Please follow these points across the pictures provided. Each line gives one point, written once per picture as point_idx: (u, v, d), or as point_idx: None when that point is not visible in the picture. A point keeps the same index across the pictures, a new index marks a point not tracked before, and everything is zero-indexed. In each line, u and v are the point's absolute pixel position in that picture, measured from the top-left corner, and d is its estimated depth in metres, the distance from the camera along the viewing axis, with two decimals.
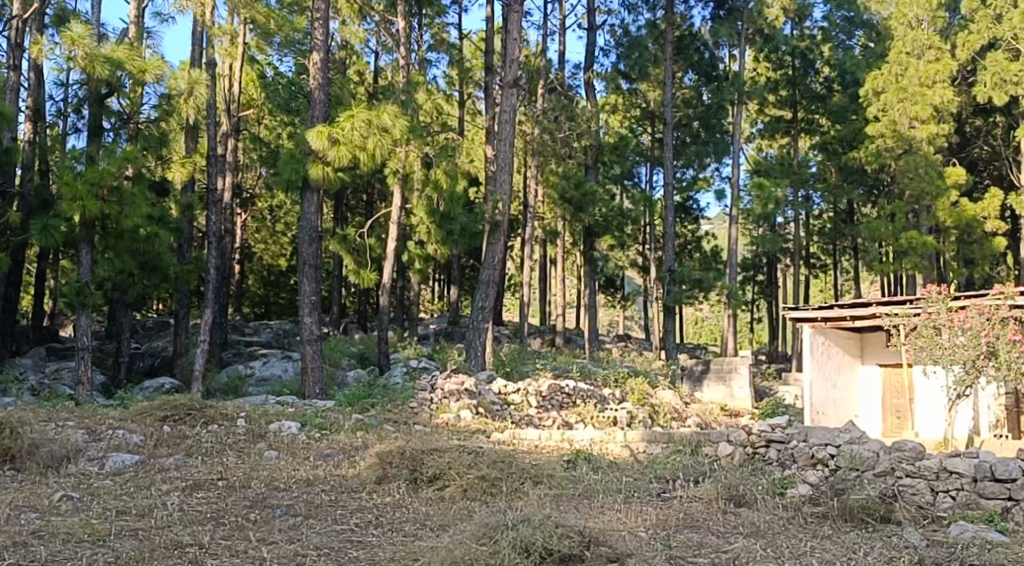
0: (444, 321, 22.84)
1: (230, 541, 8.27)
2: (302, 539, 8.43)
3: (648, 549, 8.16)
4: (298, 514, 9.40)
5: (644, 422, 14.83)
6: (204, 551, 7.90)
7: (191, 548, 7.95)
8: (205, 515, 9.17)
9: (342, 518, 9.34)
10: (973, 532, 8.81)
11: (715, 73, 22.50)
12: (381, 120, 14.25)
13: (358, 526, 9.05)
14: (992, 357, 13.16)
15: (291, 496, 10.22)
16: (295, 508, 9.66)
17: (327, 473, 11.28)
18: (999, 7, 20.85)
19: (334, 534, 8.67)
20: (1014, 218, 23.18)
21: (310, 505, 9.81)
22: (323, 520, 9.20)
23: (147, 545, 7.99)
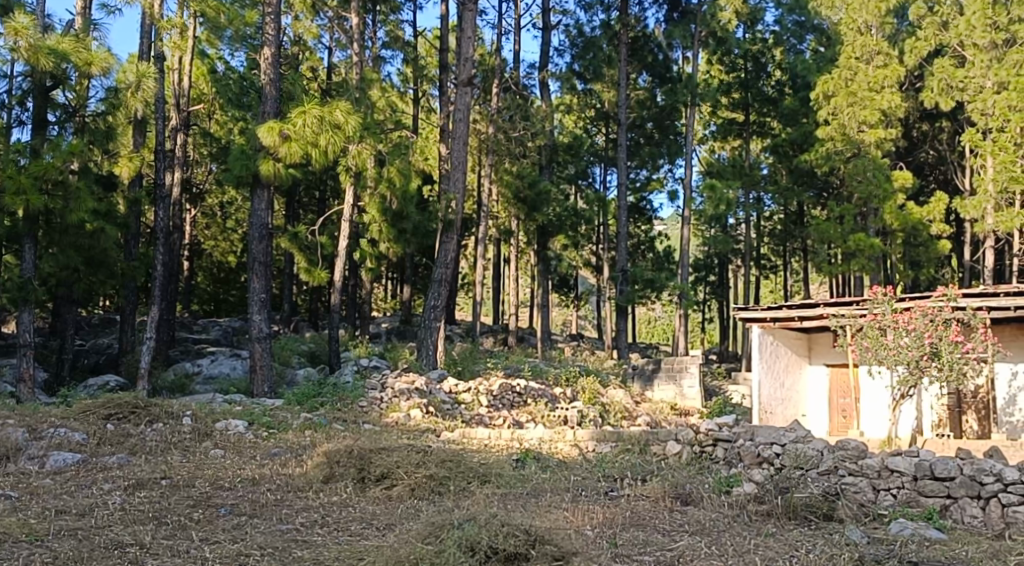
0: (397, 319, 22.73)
1: (172, 541, 8.16)
2: (245, 538, 8.36)
3: (594, 548, 8.18)
4: (241, 514, 9.31)
5: (594, 421, 14.90)
6: (145, 551, 7.81)
7: (131, 549, 7.85)
8: (147, 514, 9.04)
9: (287, 517, 9.28)
10: (913, 530, 8.95)
11: (670, 74, 22.25)
12: (333, 116, 14.14)
13: (303, 525, 8.99)
14: (935, 358, 13.49)
15: (236, 495, 10.12)
16: (239, 508, 9.57)
17: (274, 472, 11.19)
18: (946, 14, 21.19)
19: (277, 534, 8.59)
20: (958, 221, 23.59)
21: (254, 505, 9.72)
22: (268, 520, 9.13)
23: (86, 545, 7.88)
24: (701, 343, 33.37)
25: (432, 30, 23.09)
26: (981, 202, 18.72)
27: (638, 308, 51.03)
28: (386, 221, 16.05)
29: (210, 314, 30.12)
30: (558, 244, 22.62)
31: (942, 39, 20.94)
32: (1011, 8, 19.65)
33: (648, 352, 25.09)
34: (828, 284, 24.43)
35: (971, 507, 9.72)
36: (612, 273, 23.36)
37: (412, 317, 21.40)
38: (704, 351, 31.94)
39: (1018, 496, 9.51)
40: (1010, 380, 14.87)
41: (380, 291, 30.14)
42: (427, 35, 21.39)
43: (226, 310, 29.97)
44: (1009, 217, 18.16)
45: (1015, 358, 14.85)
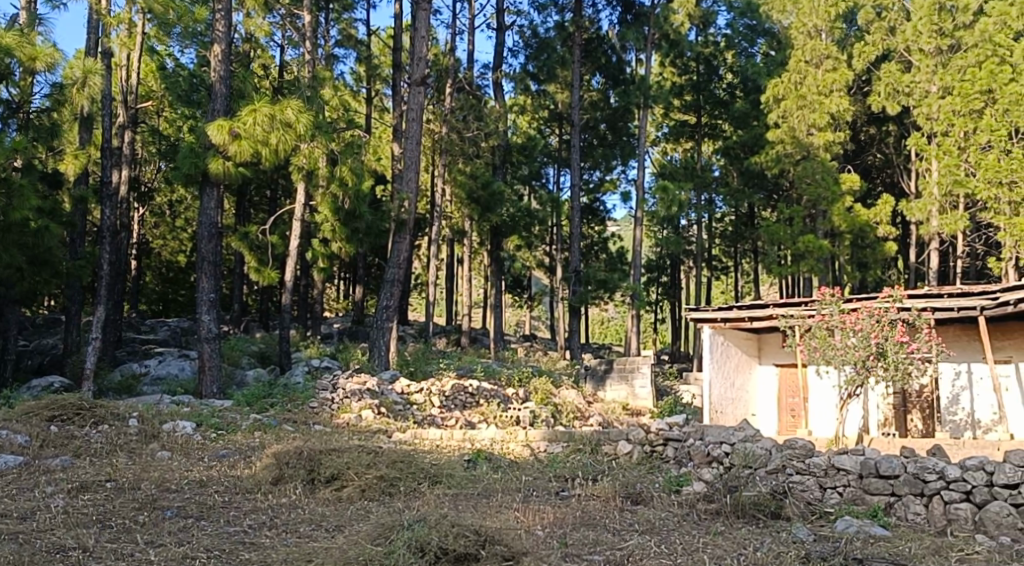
0: (350, 319, 22.61)
1: (117, 544, 8.03)
2: (192, 541, 8.25)
3: (544, 548, 8.19)
4: (187, 517, 9.18)
5: (546, 421, 14.93)
6: (89, 554, 7.69)
7: (74, 552, 7.73)
8: (90, 517, 8.90)
9: (235, 519, 9.19)
10: (858, 527, 9.05)
11: (622, 76, 22.27)
12: (284, 114, 14.04)
13: (251, 527, 8.89)
14: (881, 358, 13.74)
15: (183, 497, 9.99)
16: (186, 510, 9.45)
17: (221, 474, 11.08)
18: (893, 20, 21.57)
19: (224, 537, 8.48)
20: (904, 224, 23.99)
21: (201, 507, 9.61)
22: (214, 522, 9.02)
23: (27, 549, 7.73)
24: (653, 343, 33.64)
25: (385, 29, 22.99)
26: (927, 204, 19.11)
27: (592, 309, 51.24)
28: (338, 221, 15.88)
29: (158, 314, 29.80)
30: (512, 245, 22.63)
31: (890, 43, 21.32)
32: (956, 15, 19.91)
33: (602, 353, 25.23)
34: (778, 285, 24.73)
35: (914, 504, 9.72)
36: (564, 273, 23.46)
37: (366, 318, 21.30)
38: (657, 351, 32.16)
39: (960, 492, 9.54)
40: (953, 380, 15.25)
41: (334, 292, 29.96)
42: (380, 34, 21.33)
43: (175, 310, 29.69)
44: (953, 219, 18.51)
45: (959, 358, 15.18)
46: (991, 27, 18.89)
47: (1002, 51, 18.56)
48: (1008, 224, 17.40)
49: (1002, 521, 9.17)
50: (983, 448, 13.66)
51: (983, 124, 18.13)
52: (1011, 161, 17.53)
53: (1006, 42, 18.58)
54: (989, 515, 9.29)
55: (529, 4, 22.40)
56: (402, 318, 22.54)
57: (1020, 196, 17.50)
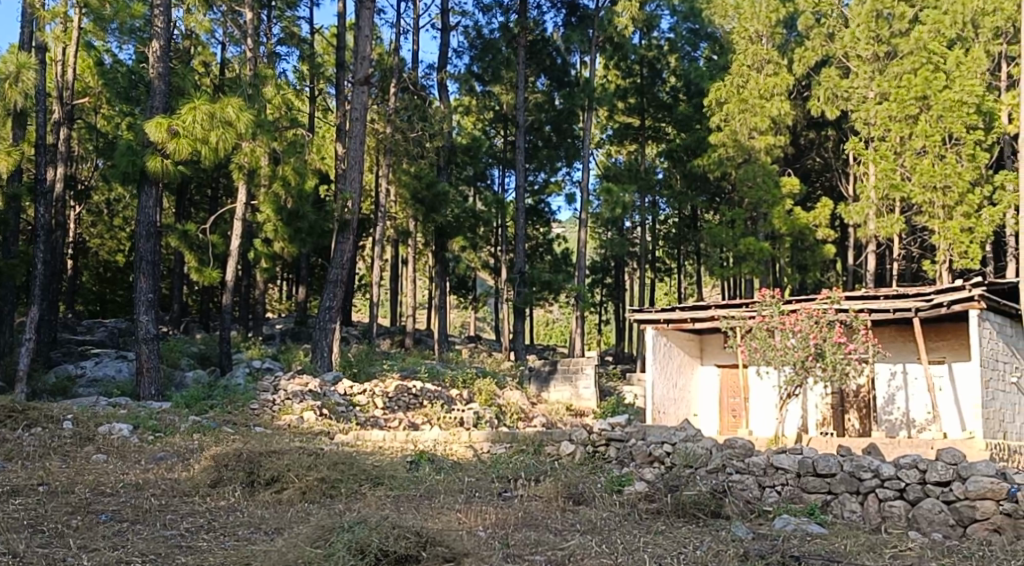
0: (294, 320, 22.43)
1: (48, 549, 7.82)
2: (126, 545, 8.06)
3: (486, 549, 8.14)
4: (122, 520, 9.01)
5: (490, 422, 14.95)
6: (17, 559, 7.41)
7: (2, 558, 7.47)
8: (21, 522, 8.67)
9: (172, 523, 9.03)
10: (795, 526, 8.99)
11: (567, 78, 22.65)
12: (224, 112, 13.89)
13: (188, 531, 8.75)
14: (819, 358, 13.98)
15: (118, 501, 9.80)
16: (121, 514, 9.27)
17: (157, 477, 10.90)
18: (832, 26, 21.99)
19: (160, 541, 8.31)
20: (842, 227, 24.43)
21: (137, 510, 9.43)
22: (150, 526, 8.86)
23: None
24: (597, 345, 33.80)
25: (330, 27, 22.86)
26: (865, 207, 19.38)
27: (537, 310, 51.46)
28: (280, 221, 15.86)
29: (95, 314, 29.33)
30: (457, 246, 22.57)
31: (828, 50, 21.70)
32: (892, 23, 20.47)
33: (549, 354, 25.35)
34: (719, 286, 25.03)
35: (851, 502, 9.59)
36: (508, 275, 23.50)
37: (309, 318, 21.13)
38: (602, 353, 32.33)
39: (895, 490, 9.41)
40: (889, 380, 15.58)
41: (277, 292, 29.70)
42: (324, 33, 21.26)
43: (112, 311, 29.20)
44: (889, 223, 18.85)
45: (894, 358, 15.53)
46: (926, 35, 19.28)
47: (936, 58, 19.00)
48: (941, 228, 18.10)
49: (934, 518, 8.98)
50: (917, 447, 13.91)
51: (919, 130, 18.57)
52: (946, 166, 18.11)
53: (940, 50, 19.04)
54: (922, 512, 9.10)
55: (473, 5, 22.41)
56: (346, 319, 22.40)
57: (953, 200, 18.06)
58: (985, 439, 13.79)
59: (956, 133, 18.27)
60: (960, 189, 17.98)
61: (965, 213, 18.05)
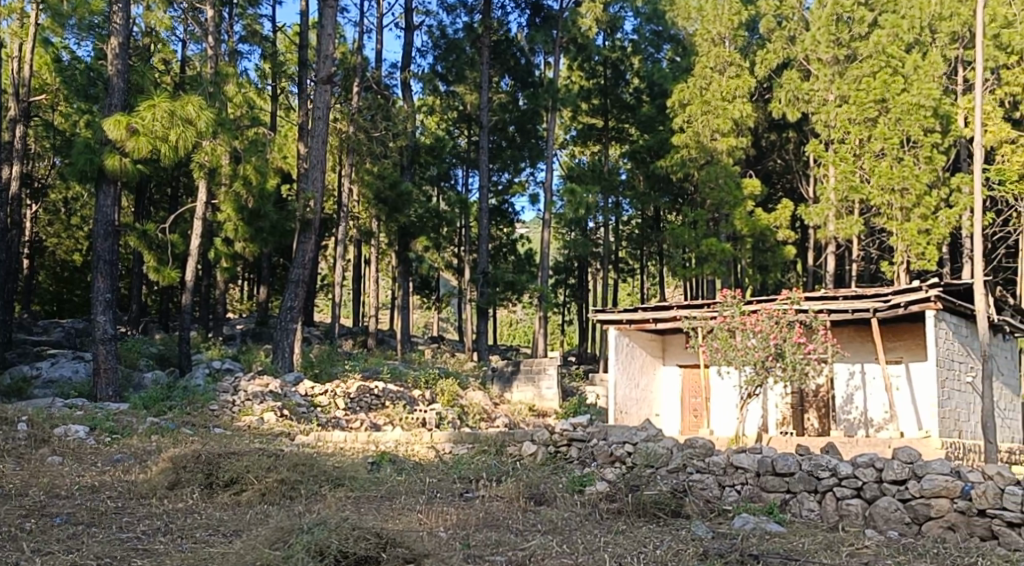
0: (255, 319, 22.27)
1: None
2: (80, 548, 7.93)
3: (447, 550, 8.09)
4: (77, 523, 8.89)
5: (452, 423, 14.94)
6: None
7: None
8: None
9: (128, 525, 8.91)
10: (754, 524, 8.97)
11: (531, 79, 22.50)
12: (184, 111, 13.75)
13: (144, 534, 8.63)
14: (779, 358, 14.13)
15: (72, 503, 9.67)
16: (76, 517, 9.15)
17: (114, 479, 10.77)
18: (793, 29, 22.28)
19: (116, 543, 8.18)
20: (803, 229, 24.65)
21: (93, 513, 9.31)
22: (106, 529, 8.74)
23: None
24: (561, 345, 33.89)
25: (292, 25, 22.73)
26: (824, 208, 19.53)
27: (499, 310, 51.52)
28: (242, 220, 15.73)
29: (51, 315, 28.73)
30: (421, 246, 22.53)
31: (790, 52, 21.93)
32: (852, 26, 20.79)
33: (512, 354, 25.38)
34: (682, 286, 25.18)
35: (809, 500, 9.56)
36: (472, 275, 23.49)
37: (270, 318, 20.98)
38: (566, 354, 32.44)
39: (853, 488, 9.35)
40: (847, 380, 15.77)
41: (238, 292, 29.47)
42: (286, 31, 21.15)
43: (69, 311, 28.68)
44: (848, 224, 19.08)
45: (853, 358, 15.71)
46: (884, 39, 19.64)
47: (894, 62, 19.25)
48: (899, 229, 18.31)
49: (890, 515, 8.92)
50: (875, 446, 14.06)
51: (877, 133, 18.81)
52: (903, 168, 18.30)
53: (898, 54, 19.31)
54: (879, 510, 9.04)
55: (437, 4, 22.38)
56: (308, 319, 22.28)
57: (911, 202, 18.28)
58: (941, 438, 13.96)
59: (913, 136, 18.52)
60: (917, 191, 18.19)
61: (923, 215, 18.26)
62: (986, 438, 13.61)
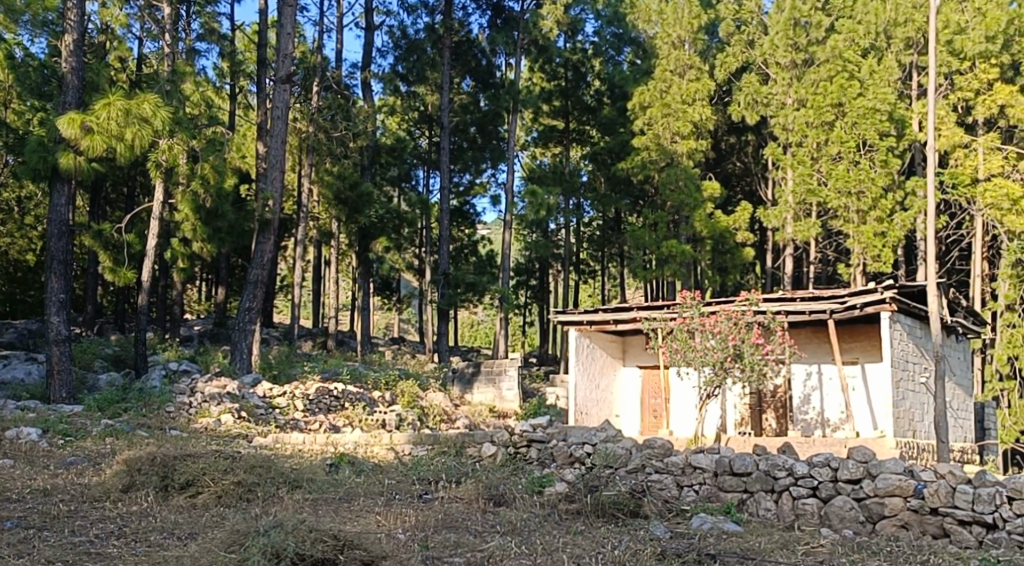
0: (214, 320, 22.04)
1: None
2: (31, 553, 7.76)
3: (405, 551, 7.91)
4: (28, 527, 8.73)
5: (412, 424, 14.87)
6: None
7: None
8: None
9: (80, 529, 8.76)
10: (712, 524, 8.88)
11: (492, 80, 22.91)
12: (140, 109, 13.58)
13: (98, 537, 8.47)
14: (738, 359, 14.26)
15: (23, 507, 9.49)
16: (27, 521, 8.98)
17: (66, 483, 10.59)
18: (752, 33, 22.73)
19: (68, 547, 8.03)
20: (762, 231, 24.90)
21: (44, 516, 9.16)
22: (58, 532, 8.59)
23: None
24: (522, 346, 33.92)
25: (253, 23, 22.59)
26: (783, 211, 19.95)
27: (461, 311, 51.40)
28: (199, 220, 15.46)
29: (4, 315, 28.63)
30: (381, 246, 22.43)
31: (748, 56, 22.38)
32: (810, 30, 20.93)
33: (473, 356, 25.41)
34: (643, 288, 25.33)
35: (765, 500, 9.54)
36: (434, 276, 23.47)
37: (229, 320, 20.78)
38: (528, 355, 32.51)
39: (808, 488, 9.36)
40: (805, 380, 15.97)
41: (197, 293, 29.16)
42: (245, 29, 21.02)
43: (23, 312, 28.62)
44: (805, 227, 19.37)
45: (810, 359, 15.94)
46: (841, 43, 19.74)
47: (851, 67, 19.51)
48: (855, 232, 18.58)
49: (845, 514, 8.97)
50: (831, 446, 14.21)
51: (834, 137, 19.09)
52: (860, 172, 18.54)
53: (855, 58, 19.59)
54: (834, 509, 9.08)
55: (398, 4, 22.37)
56: (267, 320, 22.14)
57: (867, 205, 18.53)
58: (895, 438, 14.15)
59: (869, 140, 18.74)
60: (873, 194, 18.48)
61: (878, 218, 18.51)
62: (938, 438, 13.84)
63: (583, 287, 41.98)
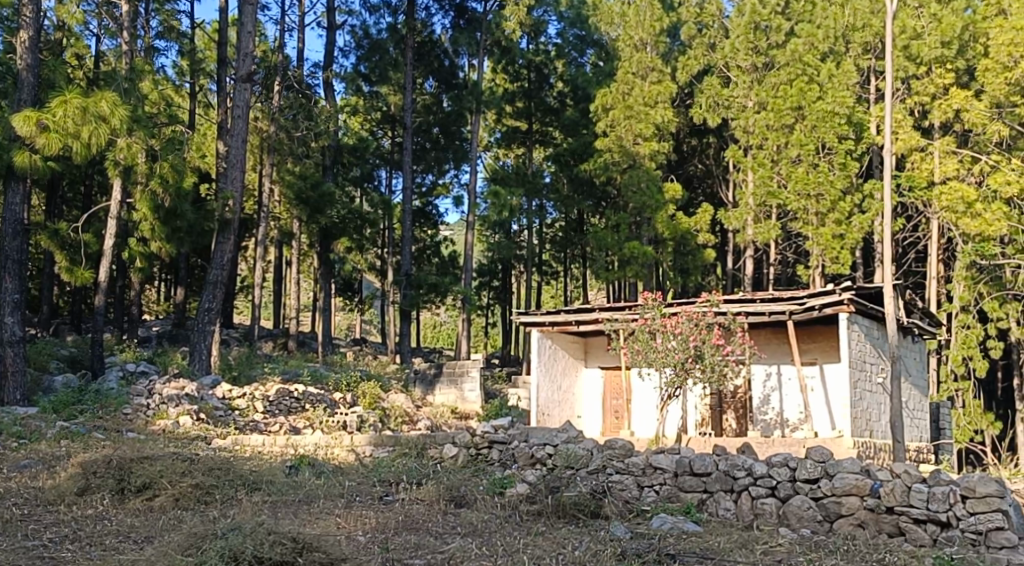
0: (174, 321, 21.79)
1: None
2: None
3: (364, 553, 7.85)
4: None
5: (374, 426, 14.79)
6: None
7: None
8: None
9: (33, 533, 8.62)
10: (671, 524, 8.86)
11: (455, 81, 22.83)
12: (98, 107, 13.42)
13: (52, 541, 8.35)
14: (698, 360, 14.40)
15: None
16: None
17: (20, 486, 10.43)
18: (713, 36, 22.86)
19: (21, 552, 7.90)
20: (722, 233, 25.10)
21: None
22: (10, 536, 8.45)
23: None
24: (485, 347, 33.91)
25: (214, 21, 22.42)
26: (743, 213, 20.12)
27: (423, 311, 51.24)
28: (158, 221, 15.32)
29: None
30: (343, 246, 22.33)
31: (710, 58, 22.42)
32: (769, 34, 21.40)
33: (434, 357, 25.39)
34: (606, 290, 25.44)
35: (725, 500, 9.55)
36: (396, 276, 23.43)
37: (188, 321, 20.56)
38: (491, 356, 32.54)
39: (767, 488, 9.38)
40: (765, 381, 16.12)
41: (156, 293, 28.82)
42: (205, 28, 20.94)
43: None
44: (766, 228, 19.55)
45: (769, 360, 16.10)
46: (801, 47, 20.03)
47: (810, 70, 19.73)
48: (815, 234, 18.80)
49: (803, 514, 9.04)
50: (790, 446, 14.35)
51: (794, 140, 19.28)
52: (818, 175, 18.76)
53: (814, 62, 19.76)
54: (792, 508, 9.13)
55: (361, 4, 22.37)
56: (227, 321, 21.95)
57: (826, 207, 18.72)
58: (853, 438, 14.32)
59: (828, 143, 18.96)
60: (832, 197, 18.65)
61: (837, 220, 18.69)
62: (894, 437, 14.02)
63: (543, 288, 42.03)
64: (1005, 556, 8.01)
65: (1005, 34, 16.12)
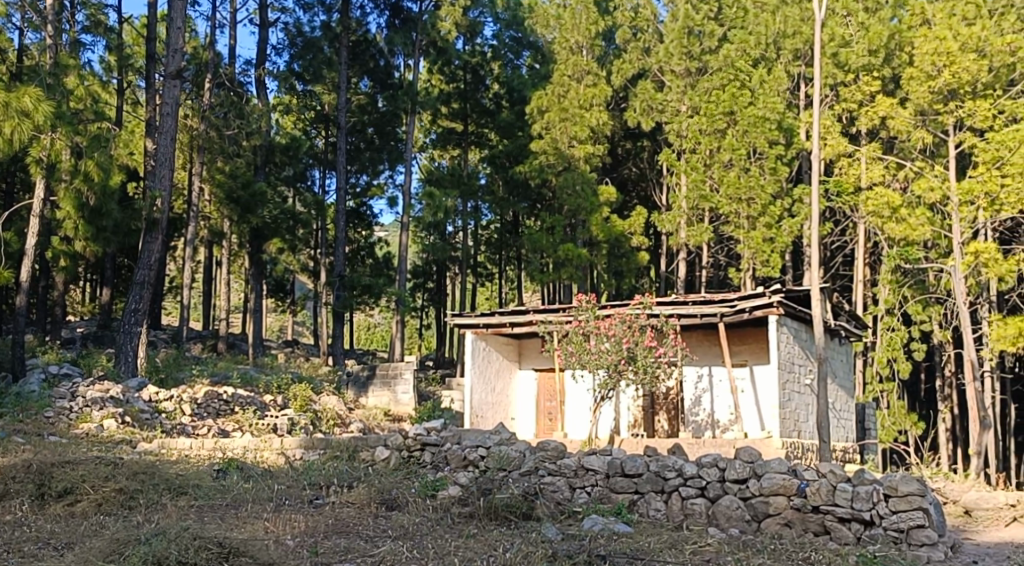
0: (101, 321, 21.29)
1: None
2: None
3: (293, 558, 7.60)
4: None
5: (305, 428, 14.66)
6: None
7: None
8: None
9: None
10: (603, 525, 8.81)
11: (390, 80, 22.70)
12: (21, 102, 12.95)
13: None
14: (631, 362, 14.52)
15: None
16: None
17: None
18: (647, 41, 23.07)
19: None
20: (656, 235, 25.37)
21: None
22: None
23: None
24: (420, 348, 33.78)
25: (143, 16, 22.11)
26: (676, 216, 20.26)
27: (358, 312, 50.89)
28: (82, 219, 15.04)
29: None
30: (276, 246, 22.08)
31: (645, 63, 22.66)
32: (703, 39, 21.70)
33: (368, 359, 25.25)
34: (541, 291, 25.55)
35: (655, 500, 9.54)
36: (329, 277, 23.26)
37: (115, 321, 20.10)
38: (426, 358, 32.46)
39: (696, 489, 9.43)
40: (696, 382, 16.32)
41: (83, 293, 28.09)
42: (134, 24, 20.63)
43: None
44: (698, 231, 19.76)
45: (701, 361, 16.32)
46: (733, 53, 20.50)
47: (742, 76, 20.08)
48: (746, 237, 19.15)
49: (732, 514, 9.08)
50: (721, 446, 14.51)
51: (726, 144, 19.49)
52: (750, 179, 19.15)
53: (746, 68, 20.17)
54: (721, 508, 9.18)
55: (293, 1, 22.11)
56: (156, 321, 21.52)
57: (756, 211, 19.14)
58: (782, 438, 14.53)
59: (759, 147, 19.33)
60: (762, 201, 19.09)
61: (767, 224, 19.15)
62: (822, 438, 14.26)
63: (478, 289, 42.08)
64: (924, 553, 8.34)
65: (929, 43, 16.77)
